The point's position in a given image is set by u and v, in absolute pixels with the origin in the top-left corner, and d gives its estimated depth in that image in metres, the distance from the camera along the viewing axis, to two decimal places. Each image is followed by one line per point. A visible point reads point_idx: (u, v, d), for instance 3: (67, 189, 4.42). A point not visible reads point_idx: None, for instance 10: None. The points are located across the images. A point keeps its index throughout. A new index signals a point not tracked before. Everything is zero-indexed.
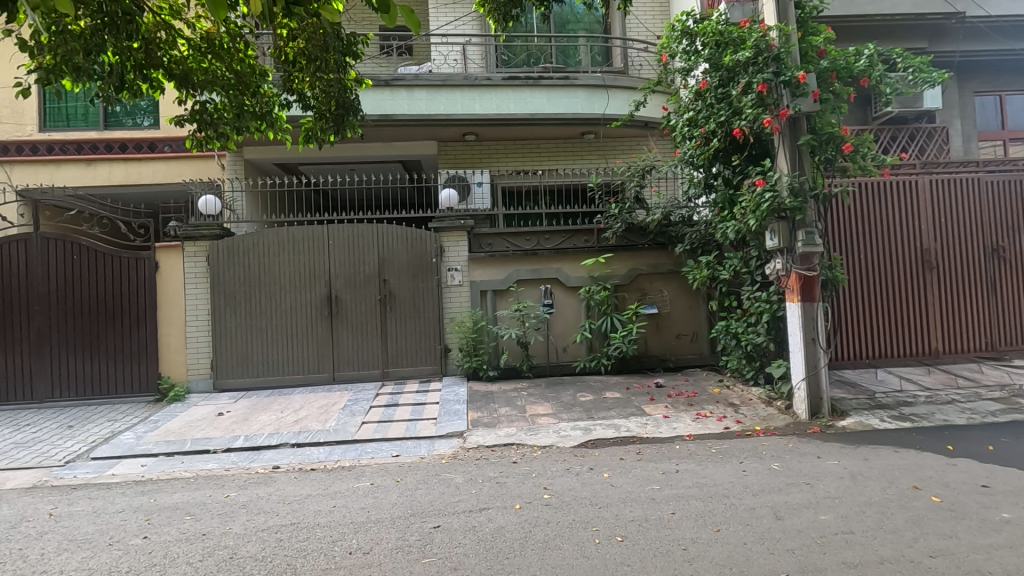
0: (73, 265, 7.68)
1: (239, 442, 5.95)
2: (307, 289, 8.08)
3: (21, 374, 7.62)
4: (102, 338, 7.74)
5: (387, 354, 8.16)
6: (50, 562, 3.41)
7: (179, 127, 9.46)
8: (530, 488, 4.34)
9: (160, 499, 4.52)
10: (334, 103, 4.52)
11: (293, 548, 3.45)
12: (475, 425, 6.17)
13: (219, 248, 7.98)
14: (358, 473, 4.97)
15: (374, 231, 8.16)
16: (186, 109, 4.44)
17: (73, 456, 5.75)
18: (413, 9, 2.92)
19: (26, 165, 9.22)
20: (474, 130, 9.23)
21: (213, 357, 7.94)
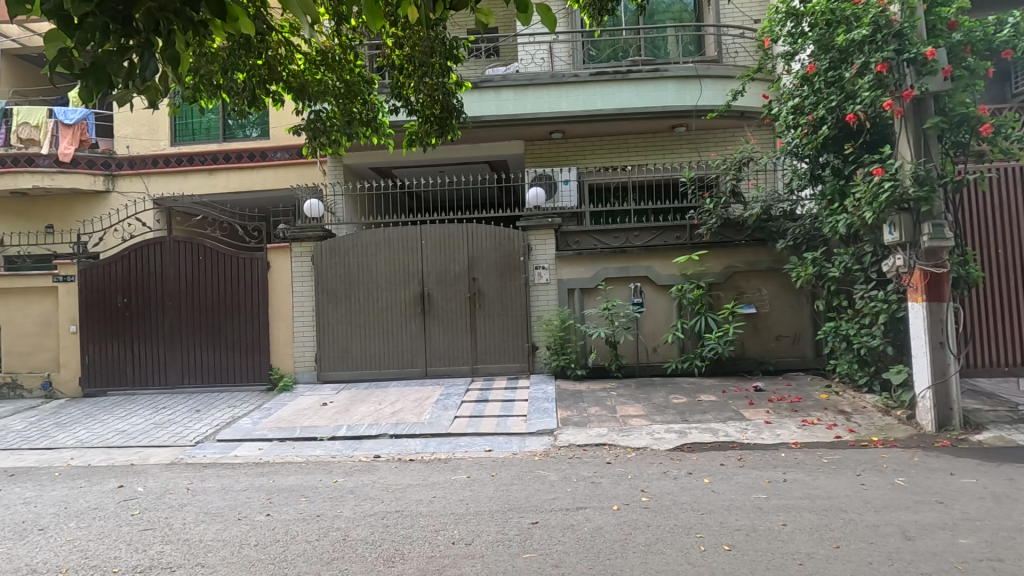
0: (199, 265, 8.51)
1: (343, 431, 6.33)
2: (401, 287, 8.43)
3: (157, 363, 8.55)
4: (222, 330, 8.50)
5: (476, 350, 8.35)
6: (191, 531, 3.80)
7: (286, 137, 10.21)
8: (627, 490, 4.27)
9: (278, 480, 4.91)
10: (439, 106, 4.66)
11: (400, 534, 3.61)
12: (566, 424, 6.15)
13: (323, 248, 8.52)
14: (454, 466, 5.12)
15: (464, 231, 8.37)
16: (302, 118, 4.76)
17: (202, 437, 6.37)
18: (551, 5, 2.80)
19: (160, 176, 10.35)
20: (561, 128, 9.21)
21: (318, 350, 8.48)
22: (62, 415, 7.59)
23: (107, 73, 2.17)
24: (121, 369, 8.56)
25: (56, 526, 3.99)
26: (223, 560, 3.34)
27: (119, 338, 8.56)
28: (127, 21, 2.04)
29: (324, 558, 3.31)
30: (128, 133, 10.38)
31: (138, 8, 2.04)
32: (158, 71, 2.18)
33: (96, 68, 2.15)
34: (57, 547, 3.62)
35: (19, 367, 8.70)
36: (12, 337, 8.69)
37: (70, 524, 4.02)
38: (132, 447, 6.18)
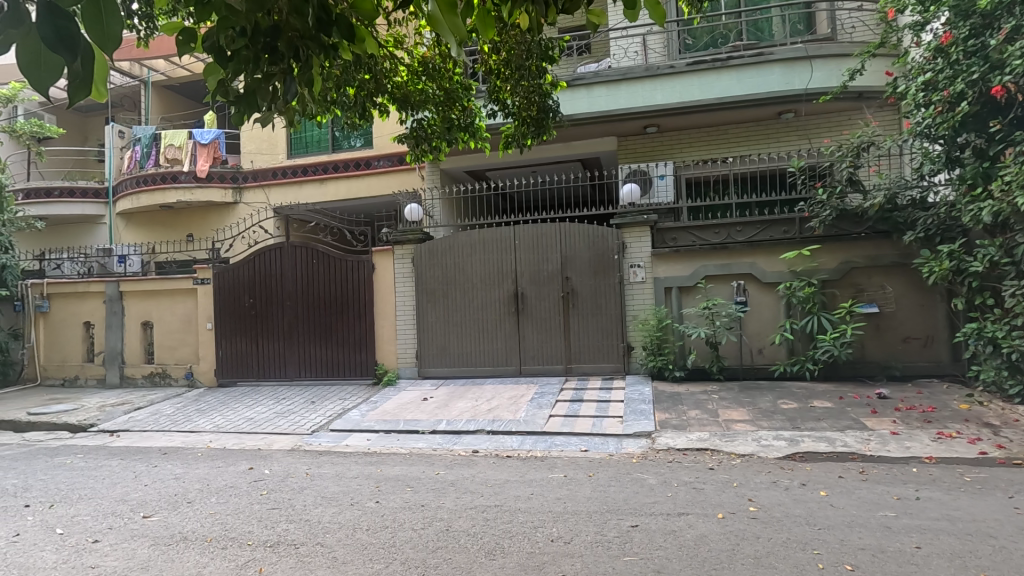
0: (313, 267, 9.24)
1: (442, 425, 6.58)
2: (495, 287, 8.60)
3: (278, 357, 9.40)
4: (332, 328, 9.16)
5: (570, 350, 8.33)
6: (312, 512, 4.15)
7: (388, 145, 10.79)
8: (733, 498, 4.05)
9: (385, 470, 5.22)
10: (535, 108, 4.72)
11: (500, 528, 3.69)
12: (664, 427, 5.96)
13: (422, 250, 8.91)
14: (550, 464, 5.15)
15: (557, 230, 8.38)
16: (406, 128, 5.01)
17: (317, 427, 6.92)
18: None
19: (279, 187, 11.35)
20: (656, 121, 8.94)
21: (418, 348, 8.88)
22: (202, 402, 8.56)
23: (258, 98, 2.19)
24: (248, 361, 9.50)
25: (201, 501, 4.51)
26: (339, 541, 3.59)
27: (247, 334, 9.50)
28: (273, 48, 1.97)
29: (429, 546, 3.46)
30: (252, 149, 11.46)
31: (283, 36, 1.98)
32: (298, 95, 2.11)
33: (249, 95, 2.17)
34: (202, 519, 4.10)
35: (167, 359, 9.93)
36: (161, 333, 9.94)
37: (211, 499, 4.53)
38: (258, 434, 6.84)
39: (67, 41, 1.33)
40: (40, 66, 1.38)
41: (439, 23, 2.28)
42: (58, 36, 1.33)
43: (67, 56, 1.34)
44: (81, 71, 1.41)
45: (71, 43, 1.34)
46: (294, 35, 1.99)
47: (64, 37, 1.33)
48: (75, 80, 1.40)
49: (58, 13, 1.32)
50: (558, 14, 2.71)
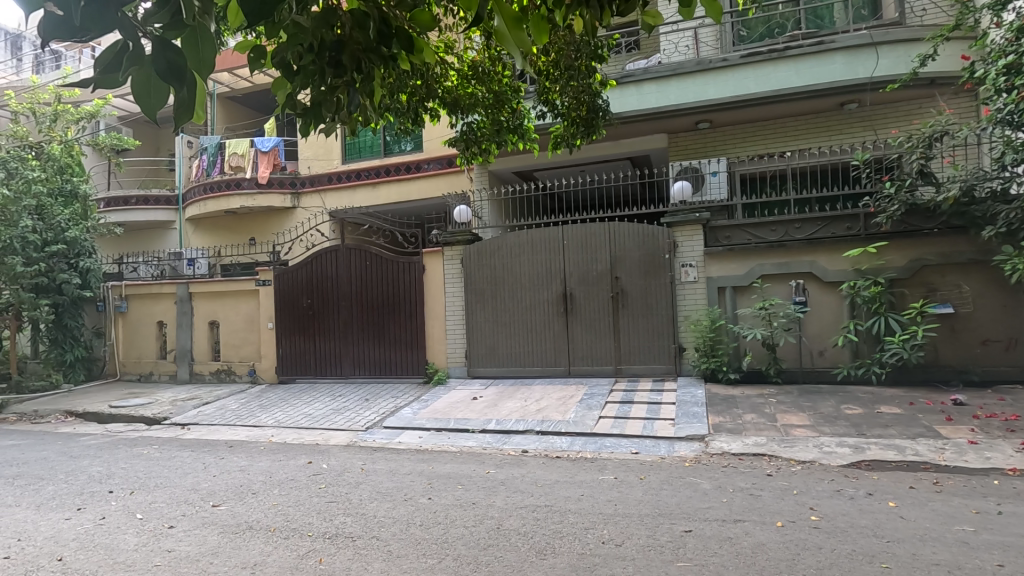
0: (367, 268, 9.53)
1: (491, 424, 6.64)
2: (544, 287, 8.60)
3: (334, 355, 9.73)
4: (385, 328, 9.41)
5: (620, 350, 8.23)
6: (368, 506, 4.29)
7: (437, 148, 10.98)
8: (792, 506, 3.90)
9: (437, 467, 5.32)
10: (585, 108, 4.70)
11: (550, 528, 3.69)
12: (718, 430, 5.80)
13: (471, 251, 9.02)
14: (600, 465, 5.11)
15: (606, 229, 8.30)
16: (456, 131, 5.09)
17: (371, 424, 7.12)
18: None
19: (334, 192, 11.76)
20: (708, 117, 8.71)
21: (467, 348, 8.99)
22: (263, 398, 8.98)
23: (323, 109, 2.31)
24: (306, 359, 9.89)
25: (264, 492, 4.74)
26: (393, 536, 3.70)
27: (305, 333, 9.89)
28: (337, 61, 2.05)
29: (480, 543, 3.51)
30: (309, 156, 11.93)
31: (346, 49, 2.04)
32: (360, 107, 2.21)
33: (315, 106, 2.28)
34: (266, 509, 4.30)
35: (232, 357, 10.46)
36: (227, 332, 10.48)
37: (274, 491, 4.76)
38: (316, 429, 7.11)
39: (175, 71, 1.47)
40: (151, 94, 1.53)
41: (504, 39, 2.11)
42: (169, 69, 1.47)
43: (174, 84, 1.48)
44: (185, 97, 1.54)
45: (177, 71, 1.48)
46: (356, 47, 2.04)
47: (173, 68, 1.47)
48: (181, 105, 1.54)
49: (168, 46, 1.47)
50: (612, 17, 2.69)
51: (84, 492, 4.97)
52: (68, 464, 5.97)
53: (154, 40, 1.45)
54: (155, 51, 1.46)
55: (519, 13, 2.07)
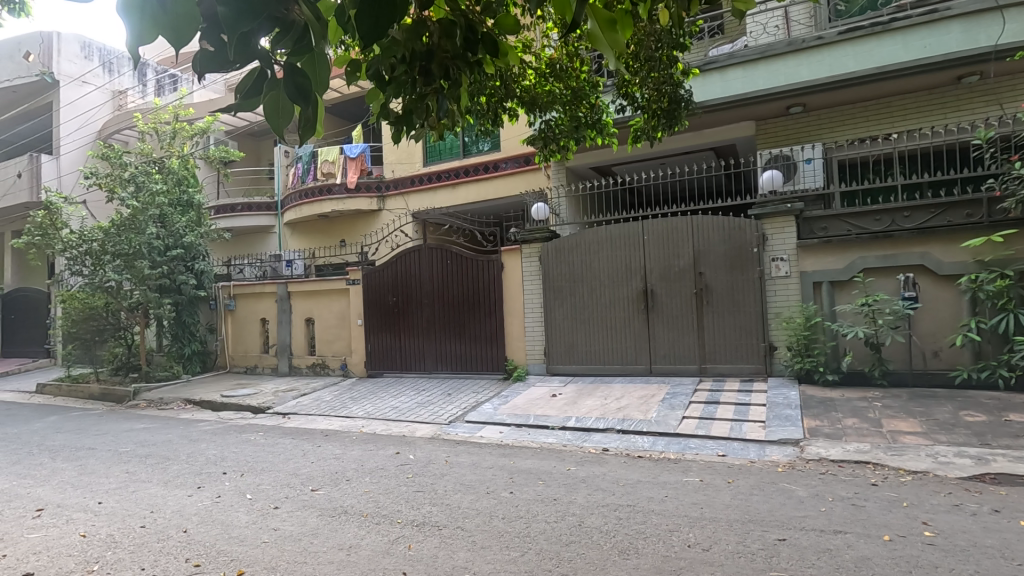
0: (448, 266, 9.81)
1: (571, 422, 6.63)
2: (624, 283, 8.45)
3: (418, 351, 10.12)
4: (466, 325, 9.66)
5: (704, 349, 7.92)
6: (452, 497, 4.44)
7: (515, 147, 11.07)
8: (902, 519, 3.59)
9: (518, 462, 5.39)
10: (666, 99, 4.57)
11: (633, 528, 3.64)
12: (814, 434, 5.45)
13: (549, 248, 9.04)
14: (685, 467, 4.96)
15: (688, 223, 8.02)
16: (534, 129, 5.10)
17: (454, 418, 7.35)
18: None
19: (416, 194, 12.19)
20: (801, 100, 8.16)
21: (546, 345, 9.02)
22: (354, 391, 9.51)
23: (414, 117, 2.38)
24: (392, 355, 10.35)
25: (357, 479, 5.03)
26: (477, 527, 3.80)
27: (391, 330, 10.35)
28: (427, 71, 2.13)
29: (562, 539, 3.52)
30: (393, 160, 12.47)
31: (436, 58, 2.13)
32: (449, 112, 2.29)
33: (406, 115, 2.37)
34: (359, 495, 4.57)
35: (326, 352, 11.15)
36: (321, 328, 11.19)
37: (366, 479, 5.04)
38: (403, 421, 7.44)
39: (304, 93, 1.60)
40: (281, 114, 1.65)
41: (598, 41, 2.05)
42: (298, 90, 1.60)
43: (302, 104, 1.62)
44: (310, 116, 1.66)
45: (304, 92, 1.60)
46: (445, 56, 2.13)
47: (301, 90, 1.60)
48: (305, 122, 1.70)
49: (298, 70, 1.60)
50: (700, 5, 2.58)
51: (202, 472, 5.51)
52: (189, 447, 6.64)
53: (285, 66, 1.58)
54: (285, 75, 1.59)
55: (613, 17, 2.01)
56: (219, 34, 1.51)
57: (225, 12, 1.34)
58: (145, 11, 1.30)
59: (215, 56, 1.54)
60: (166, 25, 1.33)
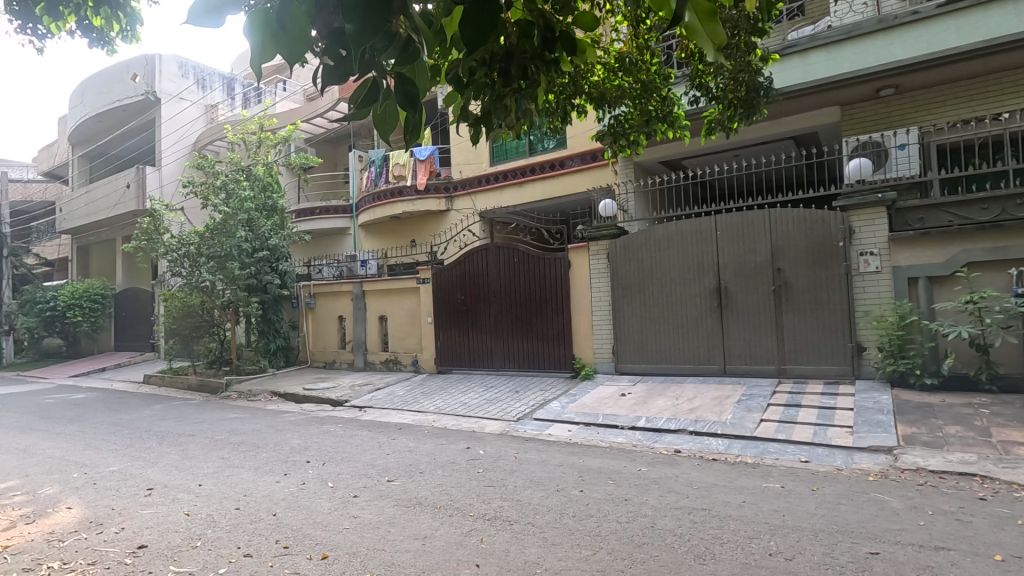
0: (515, 264, 9.89)
1: (642, 422, 6.51)
2: (696, 281, 8.18)
3: (486, 348, 10.27)
4: (533, 322, 9.69)
5: (783, 349, 7.53)
6: (523, 493, 4.48)
7: (581, 144, 10.98)
8: (1017, 539, 3.25)
9: (588, 461, 5.36)
10: (744, 87, 4.38)
11: (709, 533, 3.53)
12: (910, 442, 5.05)
13: (617, 245, 8.91)
14: (764, 472, 4.74)
15: (765, 216, 7.66)
16: (603, 125, 5.04)
17: (522, 415, 7.40)
18: None
19: (484, 193, 12.37)
20: (892, 81, 7.56)
21: (614, 343, 8.89)
22: (425, 387, 9.80)
23: (492, 118, 2.36)
24: (461, 352, 10.57)
25: (430, 472, 5.19)
26: (548, 523, 3.82)
27: (459, 327, 10.57)
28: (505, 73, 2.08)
29: (634, 540, 3.47)
30: (461, 161, 12.72)
31: (514, 59, 2.14)
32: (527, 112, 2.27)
33: (485, 116, 2.34)
34: (433, 488, 4.71)
35: (398, 348, 11.55)
36: (393, 325, 11.61)
37: (438, 471, 5.19)
38: (472, 417, 7.59)
39: (412, 99, 1.69)
40: (387, 121, 1.81)
41: (694, 34, 1.75)
42: (407, 98, 1.69)
43: (410, 110, 1.69)
44: (416, 121, 1.74)
45: (412, 99, 1.69)
46: (524, 56, 2.15)
47: (410, 98, 1.69)
48: (411, 127, 1.76)
49: (405, 78, 1.68)
50: None
51: (289, 460, 5.88)
52: (276, 436, 7.10)
53: (395, 76, 1.66)
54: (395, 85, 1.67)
55: (716, 5, 1.70)
56: (340, 49, 1.60)
57: (352, 29, 1.38)
58: (269, 32, 1.45)
59: (336, 70, 1.61)
60: (283, 42, 1.47)
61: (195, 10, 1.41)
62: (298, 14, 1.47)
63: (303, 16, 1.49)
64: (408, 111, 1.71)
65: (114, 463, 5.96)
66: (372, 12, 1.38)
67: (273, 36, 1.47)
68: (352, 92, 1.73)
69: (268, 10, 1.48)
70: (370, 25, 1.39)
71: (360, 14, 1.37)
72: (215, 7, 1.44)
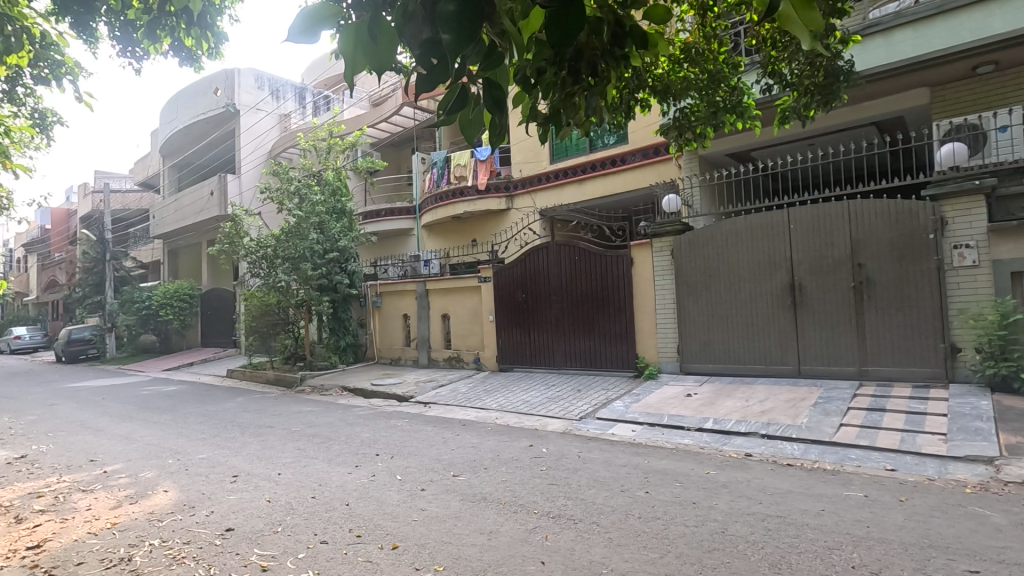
0: (577, 262, 9.82)
1: (709, 423, 6.30)
2: (767, 278, 7.83)
3: (547, 347, 10.27)
4: (595, 321, 9.59)
5: (865, 349, 7.07)
6: (586, 492, 4.45)
7: (643, 138, 10.75)
8: None
9: (653, 462, 5.25)
10: (822, 72, 4.12)
11: (784, 541, 3.37)
12: (1014, 453, 4.61)
13: (682, 242, 8.66)
14: (844, 480, 4.47)
15: (844, 208, 7.23)
16: (667, 119, 4.90)
17: (584, 414, 7.35)
18: None
19: (544, 191, 12.36)
20: (991, 57, 6.92)
21: (679, 342, 8.65)
22: (486, 384, 9.93)
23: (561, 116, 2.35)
24: (522, 350, 10.62)
25: (494, 468, 5.26)
26: (613, 524, 3.78)
27: (520, 326, 10.63)
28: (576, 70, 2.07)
29: (704, 545, 3.37)
30: (521, 160, 12.77)
31: (583, 56, 2.12)
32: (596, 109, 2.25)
33: (553, 115, 2.34)
34: (497, 484, 4.77)
35: (461, 346, 11.76)
36: (456, 324, 11.83)
37: (502, 468, 5.24)
38: (534, 415, 7.62)
39: (500, 102, 1.71)
40: (471, 125, 1.83)
41: (790, 22, 1.71)
42: (495, 102, 1.71)
43: (499, 113, 1.72)
44: (502, 122, 1.78)
45: (501, 102, 1.72)
46: (594, 52, 2.12)
47: (498, 101, 1.72)
48: (497, 130, 1.80)
49: (492, 82, 1.71)
50: None
51: (359, 452, 6.13)
52: (346, 429, 7.42)
53: (483, 83, 1.69)
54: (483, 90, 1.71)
55: None
56: (432, 58, 1.52)
57: (449, 39, 1.37)
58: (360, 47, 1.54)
59: (427, 79, 1.52)
60: (373, 56, 1.55)
61: (294, 29, 1.51)
62: (387, 29, 1.54)
63: (391, 29, 1.55)
64: (494, 114, 1.73)
65: (203, 451, 6.43)
66: (469, 22, 1.37)
67: (364, 49, 1.56)
68: (441, 98, 1.73)
69: (361, 25, 1.57)
70: (466, 35, 1.37)
71: (457, 26, 1.35)
72: (310, 27, 1.53)
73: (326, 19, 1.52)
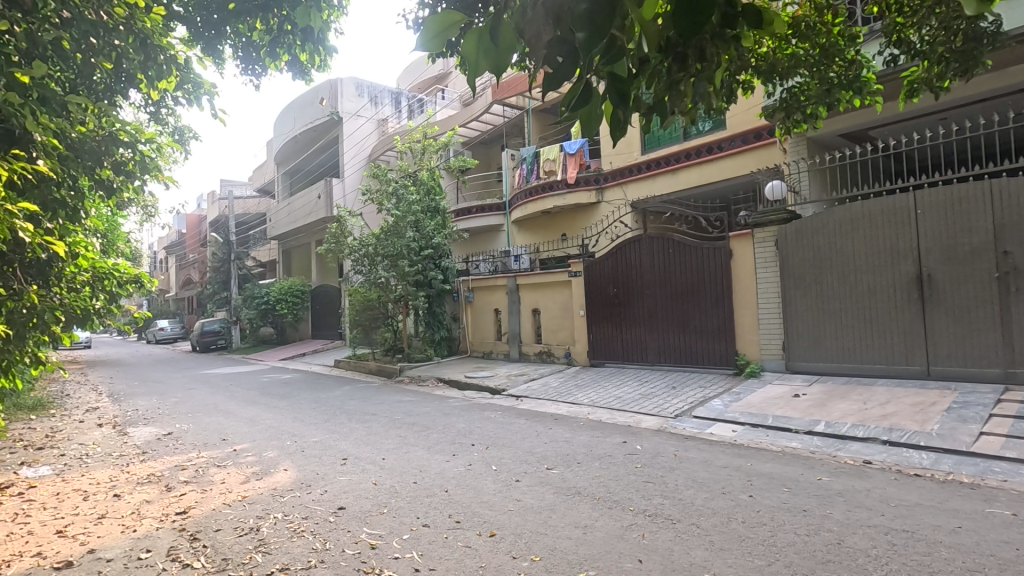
0: (671, 255, 9.49)
1: (821, 427, 5.84)
2: (889, 268, 7.11)
3: (639, 342, 10.03)
4: (691, 316, 9.22)
5: (1012, 347, 6.22)
6: (684, 492, 4.31)
7: (743, 123, 10.16)
8: None
9: (757, 464, 4.97)
10: (959, 35, 3.65)
11: (912, 558, 3.06)
12: None
13: (788, 231, 8.10)
14: (987, 495, 3.97)
15: (986, 189, 6.41)
16: (773, 100, 4.61)
17: (680, 411, 7.11)
18: None
19: (635, 183, 12.07)
20: None
21: (785, 339, 8.09)
22: (577, 379, 9.89)
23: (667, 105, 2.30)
24: (614, 346, 10.46)
25: (587, 463, 5.24)
26: (715, 527, 3.63)
27: (612, 321, 10.46)
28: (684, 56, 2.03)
29: (817, 556, 3.15)
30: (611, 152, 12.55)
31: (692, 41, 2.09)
32: (704, 95, 2.19)
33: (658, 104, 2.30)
34: (591, 479, 4.75)
35: (551, 340, 11.80)
36: (546, 318, 11.89)
37: (596, 463, 5.21)
38: (627, 412, 7.48)
39: (624, 95, 1.68)
40: (591, 121, 1.79)
41: None
42: (619, 95, 1.69)
43: (622, 108, 1.69)
44: (623, 118, 1.74)
45: (625, 95, 1.68)
46: (702, 36, 1.99)
47: (622, 94, 1.69)
48: (620, 125, 1.76)
49: (615, 76, 1.68)
50: None
51: (455, 442, 6.35)
52: (443, 419, 7.73)
53: (607, 79, 1.68)
54: (607, 85, 1.69)
55: None
56: (559, 57, 1.52)
57: (582, 37, 1.38)
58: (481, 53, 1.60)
59: (554, 78, 1.54)
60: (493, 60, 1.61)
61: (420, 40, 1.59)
62: (508, 32, 1.58)
63: (512, 33, 1.59)
64: (618, 107, 1.70)
65: (316, 435, 6.99)
66: (600, 18, 1.37)
67: (486, 54, 1.61)
68: (564, 96, 1.70)
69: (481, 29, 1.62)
70: (599, 31, 1.37)
71: (591, 23, 1.37)
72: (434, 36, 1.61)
73: (452, 26, 1.58)
